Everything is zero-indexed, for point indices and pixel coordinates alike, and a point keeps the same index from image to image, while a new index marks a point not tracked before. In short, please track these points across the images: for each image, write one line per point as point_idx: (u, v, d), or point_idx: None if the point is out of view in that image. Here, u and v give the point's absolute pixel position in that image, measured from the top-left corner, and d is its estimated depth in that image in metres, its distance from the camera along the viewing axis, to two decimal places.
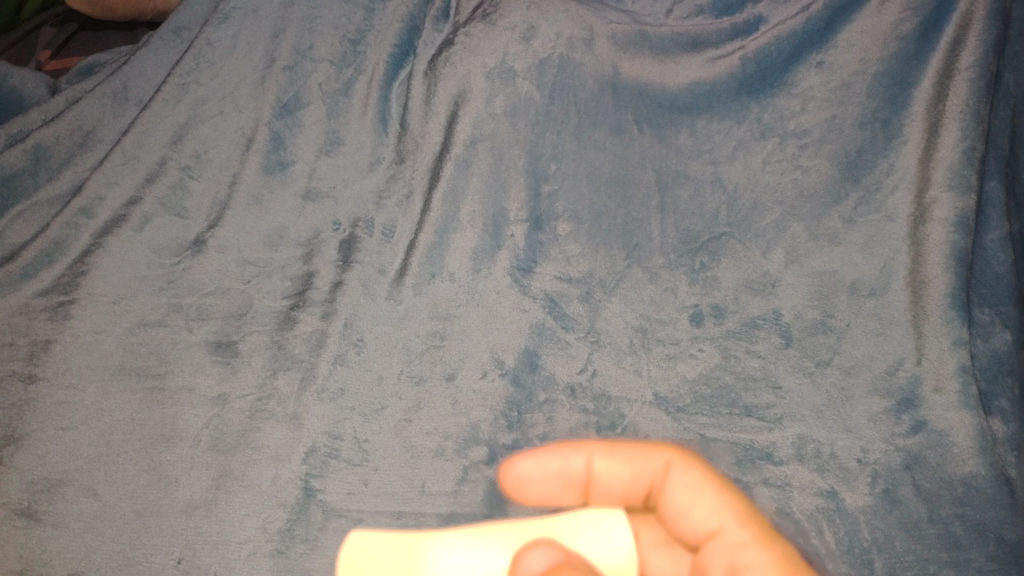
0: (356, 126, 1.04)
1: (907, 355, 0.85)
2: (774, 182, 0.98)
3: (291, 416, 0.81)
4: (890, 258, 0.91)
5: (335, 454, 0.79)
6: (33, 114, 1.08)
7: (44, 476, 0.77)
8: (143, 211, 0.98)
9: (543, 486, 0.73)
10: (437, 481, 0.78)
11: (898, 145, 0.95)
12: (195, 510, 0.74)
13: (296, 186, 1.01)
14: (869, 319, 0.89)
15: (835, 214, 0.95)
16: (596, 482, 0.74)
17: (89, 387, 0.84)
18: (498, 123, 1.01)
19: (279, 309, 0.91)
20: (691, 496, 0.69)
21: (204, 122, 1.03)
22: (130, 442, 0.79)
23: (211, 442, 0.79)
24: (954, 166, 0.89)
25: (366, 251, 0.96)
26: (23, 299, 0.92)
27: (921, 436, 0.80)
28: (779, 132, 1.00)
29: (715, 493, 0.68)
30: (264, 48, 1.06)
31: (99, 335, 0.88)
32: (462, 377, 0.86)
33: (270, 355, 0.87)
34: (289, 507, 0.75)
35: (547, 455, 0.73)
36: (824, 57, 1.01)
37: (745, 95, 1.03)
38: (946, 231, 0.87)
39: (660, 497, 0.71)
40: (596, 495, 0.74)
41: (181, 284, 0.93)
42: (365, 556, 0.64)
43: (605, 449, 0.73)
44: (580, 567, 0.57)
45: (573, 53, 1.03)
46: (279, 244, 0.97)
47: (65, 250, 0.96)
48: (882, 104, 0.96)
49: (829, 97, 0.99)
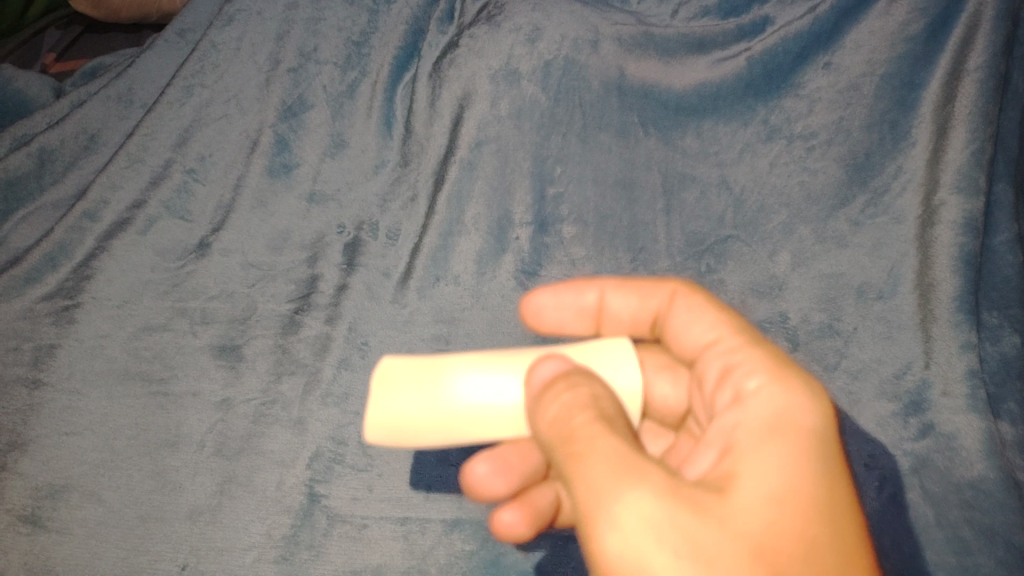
0: (361, 130, 1.03)
1: (915, 359, 0.85)
2: (780, 185, 0.98)
3: (295, 421, 0.81)
4: (899, 261, 0.90)
5: (339, 459, 0.78)
6: (38, 117, 1.08)
7: (49, 483, 0.78)
8: (148, 215, 0.98)
9: (558, 314, 0.81)
10: (442, 486, 0.77)
11: (906, 147, 0.93)
12: (199, 516, 0.75)
13: (301, 189, 1.00)
14: (877, 322, 0.88)
15: (842, 217, 0.94)
16: (607, 312, 0.81)
17: (95, 392, 0.84)
18: (503, 126, 1.02)
19: (282, 313, 0.90)
20: (692, 315, 0.74)
21: (209, 125, 1.03)
22: (135, 448, 0.79)
23: (215, 447, 0.79)
24: (963, 168, 0.88)
25: (370, 254, 0.96)
26: (28, 304, 0.91)
27: (929, 440, 0.80)
28: (786, 135, 0.99)
29: (715, 312, 0.72)
30: (268, 50, 1.05)
31: (104, 339, 0.88)
32: None
33: (274, 359, 0.86)
34: (293, 513, 0.75)
35: (560, 289, 0.80)
36: (832, 58, 0.99)
37: (751, 97, 1.02)
38: (955, 234, 0.86)
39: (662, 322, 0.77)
40: (607, 323, 0.83)
41: (185, 287, 0.93)
42: (399, 374, 0.64)
43: (616, 282, 0.80)
44: (587, 373, 0.61)
45: (579, 54, 1.02)
46: (284, 248, 0.96)
47: (69, 254, 0.95)
48: (890, 106, 0.95)
49: (837, 99, 0.98)
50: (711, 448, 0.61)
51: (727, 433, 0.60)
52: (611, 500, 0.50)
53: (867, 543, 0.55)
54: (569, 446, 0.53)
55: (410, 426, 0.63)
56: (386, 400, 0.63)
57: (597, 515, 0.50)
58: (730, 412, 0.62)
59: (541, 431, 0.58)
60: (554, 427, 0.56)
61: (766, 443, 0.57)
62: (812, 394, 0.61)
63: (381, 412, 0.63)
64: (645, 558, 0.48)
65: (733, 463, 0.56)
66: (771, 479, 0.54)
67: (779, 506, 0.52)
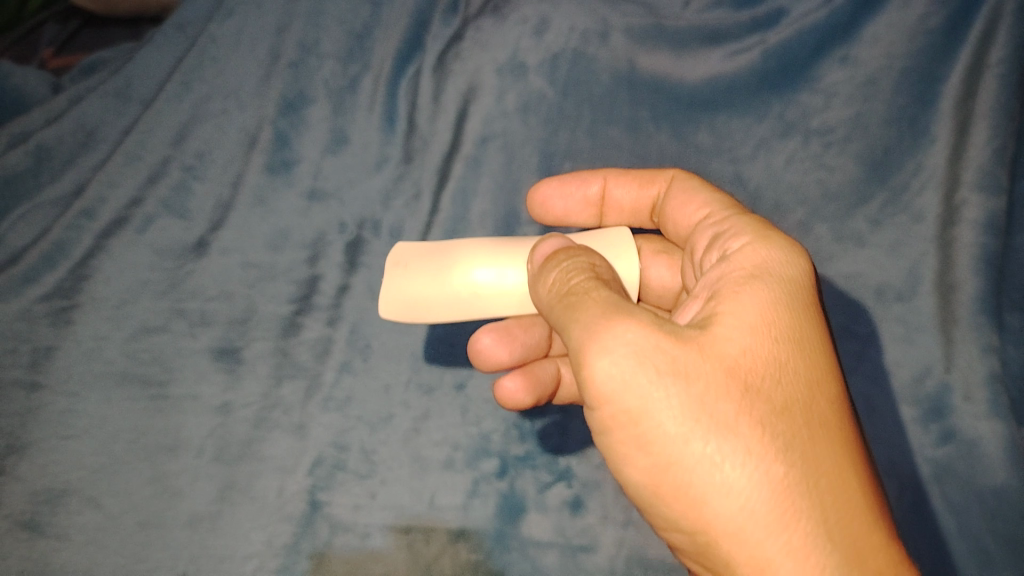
0: (363, 125, 1.00)
1: (935, 362, 0.82)
2: (795, 182, 0.95)
3: (296, 426, 0.80)
4: (918, 260, 0.87)
5: (342, 465, 0.77)
6: (35, 114, 1.06)
7: (46, 488, 0.77)
8: (145, 213, 0.96)
9: (564, 203, 0.92)
10: (448, 494, 0.75)
11: (926, 144, 0.90)
12: (200, 523, 0.74)
13: (301, 186, 0.97)
14: (895, 323, 0.86)
15: (860, 216, 0.91)
16: (611, 202, 0.92)
17: (92, 395, 0.83)
18: (510, 121, 0.99)
19: (283, 315, 0.88)
20: (685, 197, 0.87)
21: (207, 120, 1.01)
22: (133, 452, 0.78)
23: (215, 452, 0.78)
24: (985, 165, 0.86)
25: (374, 253, 0.94)
26: (24, 304, 0.90)
27: (951, 446, 0.79)
28: (803, 130, 0.95)
29: (709, 192, 0.86)
30: (267, 43, 1.03)
31: (102, 341, 0.87)
32: (472, 386, 0.83)
33: (275, 362, 0.85)
34: (294, 520, 0.74)
35: (566, 183, 0.92)
36: (850, 51, 0.94)
37: (767, 91, 0.97)
38: (976, 234, 0.85)
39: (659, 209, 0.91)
40: (610, 213, 0.94)
41: (184, 288, 0.91)
42: (412, 265, 0.80)
43: (618, 175, 0.91)
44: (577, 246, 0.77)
45: (587, 47, 0.99)
46: (284, 247, 0.94)
47: (67, 253, 0.94)
48: (910, 101, 0.90)
49: (854, 94, 0.93)
50: (697, 299, 0.75)
51: (713, 281, 0.73)
52: (605, 334, 0.63)
53: (830, 354, 0.69)
54: (568, 297, 0.68)
55: (426, 300, 0.79)
56: (407, 284, 0.79)
57: (592, 348, 0.63)
58: (716, 266, 0.75)
59: (545, 290, 0.72)
60: (562, 292, 0.69)
61: (743, 287, 0.69)
62: (791, 252, 0.73)
63: (400, 293, 0.79)
64: (630, 376, 0.61)
65: (716, 305, 0.69)
66: (748, 312, 0.66)
67: (751, 330, 0.65)
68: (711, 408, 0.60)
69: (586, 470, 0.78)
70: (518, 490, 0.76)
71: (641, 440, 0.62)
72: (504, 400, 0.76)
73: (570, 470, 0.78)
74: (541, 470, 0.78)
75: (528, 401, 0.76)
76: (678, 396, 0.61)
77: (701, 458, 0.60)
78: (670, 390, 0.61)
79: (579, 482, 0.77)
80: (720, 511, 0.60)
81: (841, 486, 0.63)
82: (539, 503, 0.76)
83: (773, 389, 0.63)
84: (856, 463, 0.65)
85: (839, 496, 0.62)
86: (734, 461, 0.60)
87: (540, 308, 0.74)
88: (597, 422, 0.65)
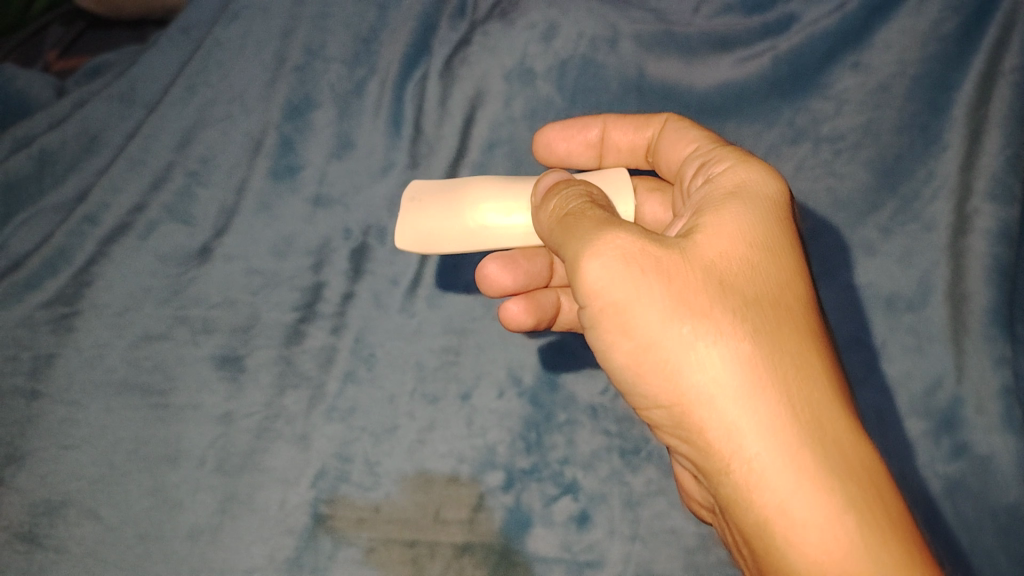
0: (368, 129, 0.99)
1: (946, 373, 0.80)
2: (806, 190, 0.93)
3: (299, 436, 0.79)
4: (930, 270, 0.85)
5: (345, 477, 0.76)
6: (38, 117, 1.05)
7: (45, 499, 0.76)
8: (149, 219, 0.95)
9: (566, 146, 0.92)
10: (453, 508, 0.75)
11: (937, 152, 0.89)
12: (200, 536, 0.73)
13: (305, 192, 0.96)
14: (906, 335, 0.84)
15: (871, 223, 0.89)
16: (610, 144, 0.93)
17: (93, 403, 0.82)
18: (516, 128, 0.99)
19: (286, 323, 0.88)
20: (677, 136, 0.88)
21: (212, 125, 1.00)
22: (133, 463, 0.78)
23: (216, 463, 0.77)
24: (997, 174, 0.84)
25: (378, 261, 0.93)
26: (26, 311, 0.89)
27: (963, 462, 0.77)
28: (812, 138, 0.94)
29: (699, 130, 0.88)
30: (273, 47, 1.02)
31: (104, 348, 0.86)
32: (477, 396, 0.82)
33: (278, 371, 0.84)
34: (296, 534, 0.73)
35: (566, 128, 0.91)
36: (860, 58, 0.94)
37: (777, 97, 0.96)
38: (986, 243, 0.83)
39: (653, 149, 0.91)
40: (609, 155, 0.94)
41: (186, 295, 0.90)
42: (425, 202, 0.85)
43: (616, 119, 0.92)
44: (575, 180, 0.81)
45: (596, 54, 0.98)
46: (287, 253, 0.93)
47: (70, 259, 0.93)
48: (922, 108, 0.90)
49: (866, 100, 0.92)
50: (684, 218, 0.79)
51: (698, 201, 0.78)
52: (595, 240, 0.67)
53: (804, 259, 0.73)
54: (564, 220, 0.72)
55: (439, 232, 0.84)
56: (422, 220, 0.84)
57: (583, 252, 0.67)
58: (702, 188, 0.79)
59: (546, 216, 0.76)
60: (558, 214, 0.74)
61: (725, 203, 0.73)
62: (770, 173, 0.77)
63: (415, 227, 0.84)
64: (617, 275, 0.65)
65: (698, 219, 0.73)
66: (728, 223, 0.71)
67: (726, 234, 0.70)
68: (689, 300, 0.65)
69: (593, 484, 0.76)
70: (524, 504, 0.75)
71: (626, 326, 0.66)
72: (508, 322, 0.82)
73: (576, 483, 0.76)
74: (547, 483, 0.76)
75: (530, 323, 0.81)
76: (659, 291, 0.65)
77: (680, 340, 0.64)
78: (652, 285, 0.65)
79: (586, 496, 0.76)
80: (697, 388, 0.64)
81: (810, 370, 0.66)
82: (545, 517, 0.74)
83: (747, 283, 0.67)
84: (826, 354, 0.69)
85: (808, 379, 0.66)
86: (709, 344, 0.64)
87: (541, 234, 0.79)
88: (588, 321, 0.69)
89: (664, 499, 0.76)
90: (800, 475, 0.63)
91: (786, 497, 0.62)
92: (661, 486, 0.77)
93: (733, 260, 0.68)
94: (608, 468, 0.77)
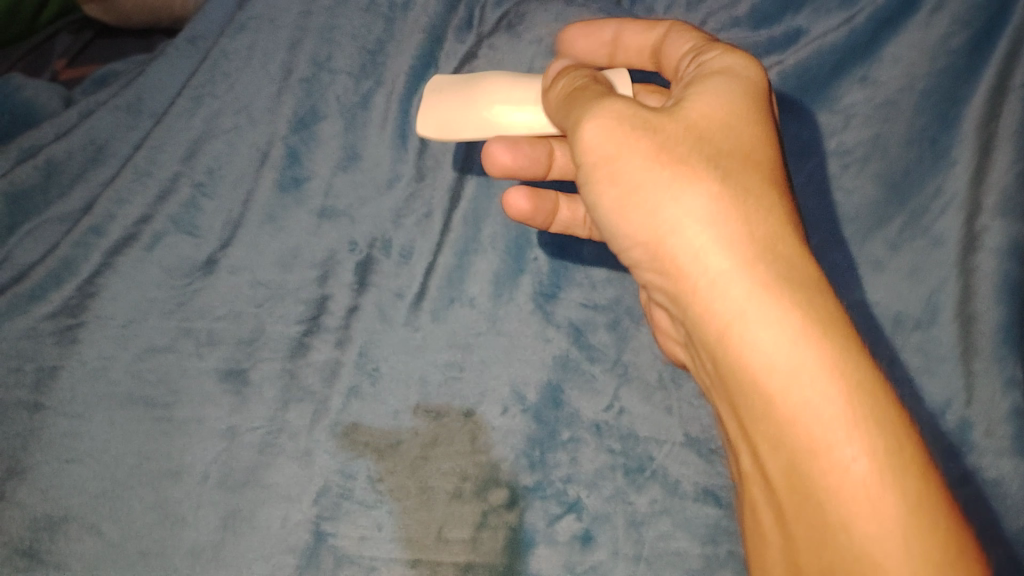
0: (375, 142, 0.99)
1: (955, 396, 0.80)
2: (813, 210, 0.94)
3: (301, 452, 0.78)
4: (939, 288, 0.84)
5: (347, 494, 0.76)
6: (46, 128, 1.05)
7: (47, 514, 0.76)
8: (154, 230, 0.95)
9: (583, 44, 0.95)
10: (456, 526, 0.74)
11: (945, 167, 0.87)
12: (201, 553, 0.73)
13: (311, 204, 0.96)
14: (914, 354, 0.84)
15: (879, 238, 0.90)
16: (621, 46, 0.94)
17: (96, 417, 0.82)
18: None
19: (290, 335, 0.87)
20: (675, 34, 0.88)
21: (218, 136, 1.00)
22: (136, 477, 0.77)
23: (219, 478, 0.77)
24: (1008, 190, 0.81)
25: (383, 274, 0.93)
26: (30, 322, 0.89)
27: (971, 485, 0.76)
28: (819, 153, 0.95)
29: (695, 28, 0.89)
30: (280, 59, 1.02)
31: (107, 361, 0.86)
32: (481, 413, 0.82)
33: (280, 385, 0.83)
34: (298, 552, 0.73)
35: (587, 26, 0.94)
36: (869, 72, 0.94)
37: (784, 112, 0.97)
38: (997, 262, 0.80)
39: (657, 52, 0.91)
40: (620, 56, 0.95)
41: (190, 308, 0.89)
42: (445, 86, 0.91)
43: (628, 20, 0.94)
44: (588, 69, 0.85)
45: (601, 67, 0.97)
46: (293, 265, 0.92)
47: (75, 271, 0.93)
48: (930, 122, 0.88)
49: (873, 114, 0.92)
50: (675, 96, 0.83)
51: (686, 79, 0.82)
52: (590, 109, 0.74)
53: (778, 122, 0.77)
54: (567, 101, 0.79)
55: (457, 119, 0.88)
56: (439, 108, 0.89)
57: (581, 117, 0.74)
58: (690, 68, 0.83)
59: (552, 95, 0.84)
60: (566, 91, 0.80)
61: (711, 78, 0.78)
62: (754, 60, 0.80)
63: (433, 111, 0.89)
64: (608, 134, 0.72)
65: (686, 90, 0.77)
66: (710, 91, 0.75)
67: (711, 99, 0.74)
68: (672, 150, 0.70)
69: (597, 503, 0.76)
70: (527, 523, 0.75)
71: (613, 174, 0.73)
72: (510, 210, 0.87)
73: (580, 502, 0.76)
74: (550, 502, 0.76)
75: (527, 211, 0.87)
76: (643, 143, 0.71)
77: (660, 184, 0.70)
78: (638, 138, 0.71)
79: (590, 516, 0.75)
80: (682, 231, 0.70)
81: (778, 208, 0.71)
82: (548, 536, 0.74)
83: (724, 137, 0.72)
84: (793, 202, 0.74)
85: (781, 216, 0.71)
86: (688, 190, 0.69)
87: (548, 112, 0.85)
88: (585, 181, 0.77)
89: (668, 519, 0.75)
90: (776, 312, 0.66)
91: (749, 314, 0.66)
92: (665, 506, 0.76)
93: (716, 117, 0.73)
94: (613, 487, 0.77)
